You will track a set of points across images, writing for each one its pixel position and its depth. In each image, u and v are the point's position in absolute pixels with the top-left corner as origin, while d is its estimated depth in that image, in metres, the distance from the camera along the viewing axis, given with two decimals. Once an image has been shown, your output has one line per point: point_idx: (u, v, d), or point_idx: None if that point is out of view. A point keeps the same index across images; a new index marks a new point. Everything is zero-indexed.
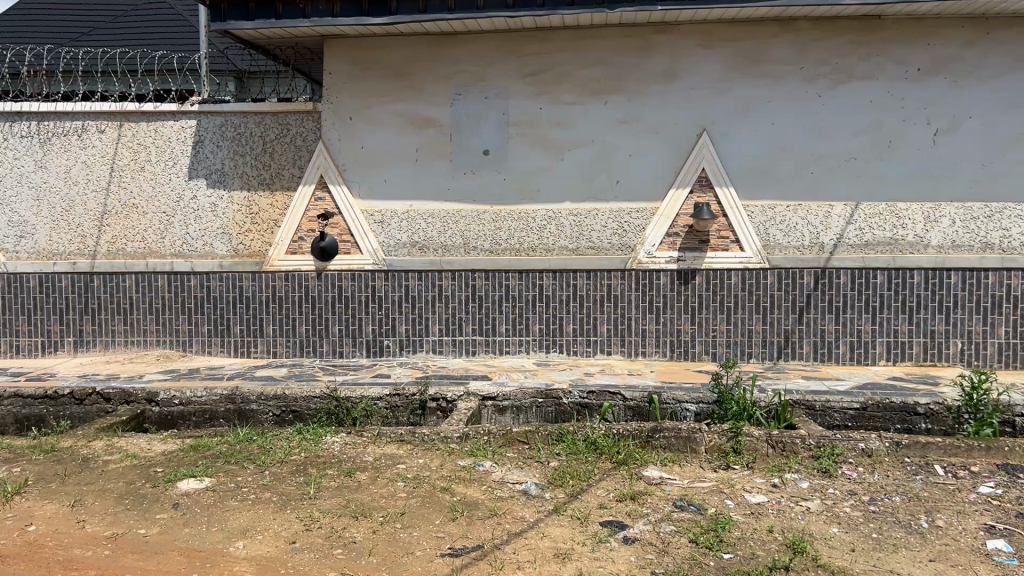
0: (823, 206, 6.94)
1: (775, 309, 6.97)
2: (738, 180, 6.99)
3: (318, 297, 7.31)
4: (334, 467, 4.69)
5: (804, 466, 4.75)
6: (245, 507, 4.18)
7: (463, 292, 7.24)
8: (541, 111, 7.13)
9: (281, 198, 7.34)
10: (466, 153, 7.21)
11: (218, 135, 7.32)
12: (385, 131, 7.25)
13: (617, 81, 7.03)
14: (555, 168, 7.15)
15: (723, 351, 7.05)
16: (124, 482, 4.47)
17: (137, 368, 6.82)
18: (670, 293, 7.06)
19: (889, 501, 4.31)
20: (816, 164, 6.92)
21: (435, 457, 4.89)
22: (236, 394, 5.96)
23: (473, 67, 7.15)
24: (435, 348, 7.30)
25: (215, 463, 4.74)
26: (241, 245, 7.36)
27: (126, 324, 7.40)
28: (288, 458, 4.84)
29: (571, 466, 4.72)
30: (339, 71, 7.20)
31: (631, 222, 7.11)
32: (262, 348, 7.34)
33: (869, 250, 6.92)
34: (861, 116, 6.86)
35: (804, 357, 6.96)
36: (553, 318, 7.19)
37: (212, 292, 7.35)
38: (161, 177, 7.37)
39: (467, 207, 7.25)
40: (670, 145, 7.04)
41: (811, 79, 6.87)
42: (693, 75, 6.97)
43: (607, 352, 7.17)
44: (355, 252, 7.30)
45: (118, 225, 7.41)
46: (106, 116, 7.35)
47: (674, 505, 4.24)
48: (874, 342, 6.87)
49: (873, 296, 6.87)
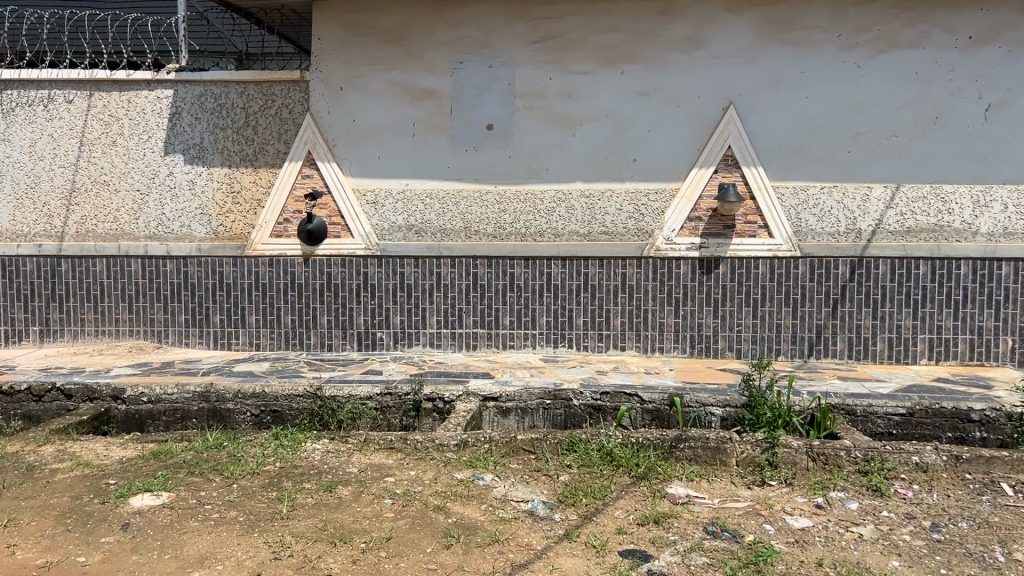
0: (862, 189, 6.31)
1: (807, 302, 6.34)
2: (766, 159, 6.38)
3: (305, 284, 6.70)
4: (313, 481, 4.09)
5: (851, 483, 4.15)
6: (206, 530, 3.58)
7: (464, 281, 6.63)
8: (550, 81, 6.50)
9: (265, 175, 6.73)
10: (467, 127, 6.58)
11: (197, 106, 6.70)
12: (380, 103, 6.63)
13: (634, 49, 6.41)
14: (566, 145, 6.53)
15: (749, 348, 6.43)
16: (68, 498, 3.87)
17: (106, 362, 6.21)
18: (691, 283, 6.45)
19: (955, 528, 3.70)
20: (853, 141, 6.30)
21: (429, 468, 4.28)
22: (211, 392, 5.37)
23: (476, 33, 6.52)
24: (432, 342, 6.70)
25: (176, 474, 4.12)
26: (222, 226, 6.75)
27: (95, 312, 6.78)
28: (261, 468, 4.23)
29: (584, 482, 4.12)
30: (329, 37, 6.58)
31: (648, 205, 6.49)
32: (244, 340, 6.74)
33: (911, 237, 6.29)
34: (904, 89, 6.22)
35: (839, 356, 6.34)
36: (562, 310, 6.58)
37: (190, 278, 6.74)
38: (134, 152, 6.75)
39: (469, 187, 6.62)
40: (692, 119, 6.42)
41: (849, 48, 6.25)
42: (718, 43, 6.35)
43: (620, 347, 6.55)
44: (345, 236, 6.69)
45: (87, 204, 6.80)
46: (74, 85, 6.72)
47: (705, 531, 3.63)
48: (915, 338, 6.25)
49: (915, 289, 6.25)
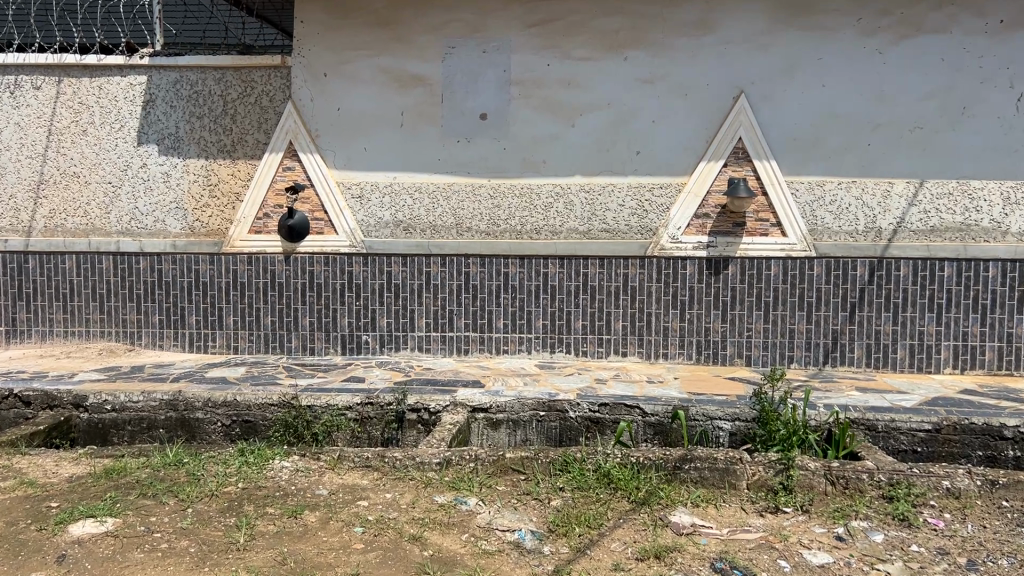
0: (882, 184, 5.89)
1: (822, 305, 5.92)
2: (780, 152, 5.95)
3: (287, 284, 6.30)
4: (277, 505, 3.68)
5: (875, 512, 3.72)
6: (150, 564, 3.15)
7: (454, 281, 6.22)
8: (549, 68, 6.09)
9: (244, 167, 6.32)
10: (460, 117, 6.18)
11: (172, 93, 6.32)
12: (367, 91, 6.22)
13: (639, 34, 6.00)
14: (565, 136, 6.12)
15: (759, 354, 6.01)
16: (2, 523, 3.46)
17: (73, 365, 5.83)
18: (698, 285, 6.03)
19: (995, 566, 3.26)
20: (873, 134, 5.89)
21: (407, 490, 3.88)
22: (178, 400, 4.97)
23: (470, 16, 6.13)
24: (421, 346, 6.29)
25: (126, 496, 3.70)
26: (198, 222, 6.36)
27: (64, 312, 6.39)
28: (221, 490, 3.82)
29: (577, 508, 3.70)
30: (313, 20, 6.18)
31: (652, 200, 6.07)
32: (222, 342, 6.35)
33: (935, 236, 5.86)
34: (929, 77, 5.81)
35: (855, 363, 5.92)
36: (559, 313, 6.17)
37: (164, 277, 6.35)
38: (105, 142, 6.36)
39: (461, 181, 6.22)
40: (700, 109, 6.00)
41: (869, 33, 5.84)
42: (728, 28, 5.94)
43: (621, 353, 6.13)
44: (329, 232, 6.29)
45: (56, 197, 6.41)
46: (42, 70, 6.36)
47: (713, 568, 3.20)
48: (938, 346, 5.82)
49: (939, 293, 5.81)
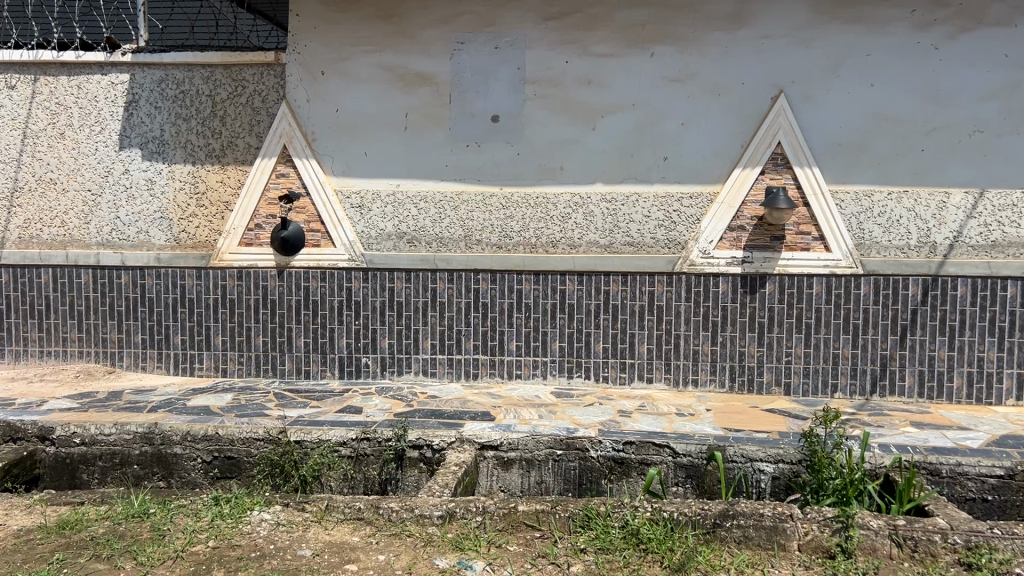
0: (938, 194, 5.32)
1: (869, 328, 5.36)
2: (822, 158, 5.40)
3: (280, 301, 5.80)
4: (249, 571, 3.13)
5: None
6: None
7: (463, 299, 5.70)
8: (568, 65, 5.56)
9: (234, 173, 5.83)
10: (470, 120, 5.66)
11: (156, 93, 5.84)
12: (368, 90, 5.71)
13: (666, 28, 5.46)
14: (585, 140, 5.58)
15: (799, 381, 5.45)
16: None
17: (43, 390, 5.33)
18: (731, 304, 5.48)
19: None
20: (927, 137, 5.32)
21: (404, 549, 3.34)
22: (154, 433, 4.45)
23: (482, 9, 5.61)
24: (427, 370, 5.77)
25: (76, 559, 3.18)
26: (184, 233, 5.88)
27: (41, 330, 5.94)
28: (188, 550, 3.29)
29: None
30: (310, 14, 5.69)
31: (681, 211, 5.52)
32: (209, 364, 5.87)
33: (997, 252, 5.29)
34: (991, 75, 5.24)
35: (906, 393, 5.36)
36: (578, 334, 5.63)
37: (148, 293, 5.88)
38: (85, 146, 5.90)
39: (471, 189, 5.68)
40: (735, 111, 5.45)
41: (923, 26, 5.28)
42: (766, 20, 5.39)
43: (646, 379, 5.59)
44: (326, 245, 5.79)
45: (31, 205, 5.96)
46: (17, 68, 5.92)
47: None
48: (1000, 374, 5.25)
49: (1001, 316, 5.24)
